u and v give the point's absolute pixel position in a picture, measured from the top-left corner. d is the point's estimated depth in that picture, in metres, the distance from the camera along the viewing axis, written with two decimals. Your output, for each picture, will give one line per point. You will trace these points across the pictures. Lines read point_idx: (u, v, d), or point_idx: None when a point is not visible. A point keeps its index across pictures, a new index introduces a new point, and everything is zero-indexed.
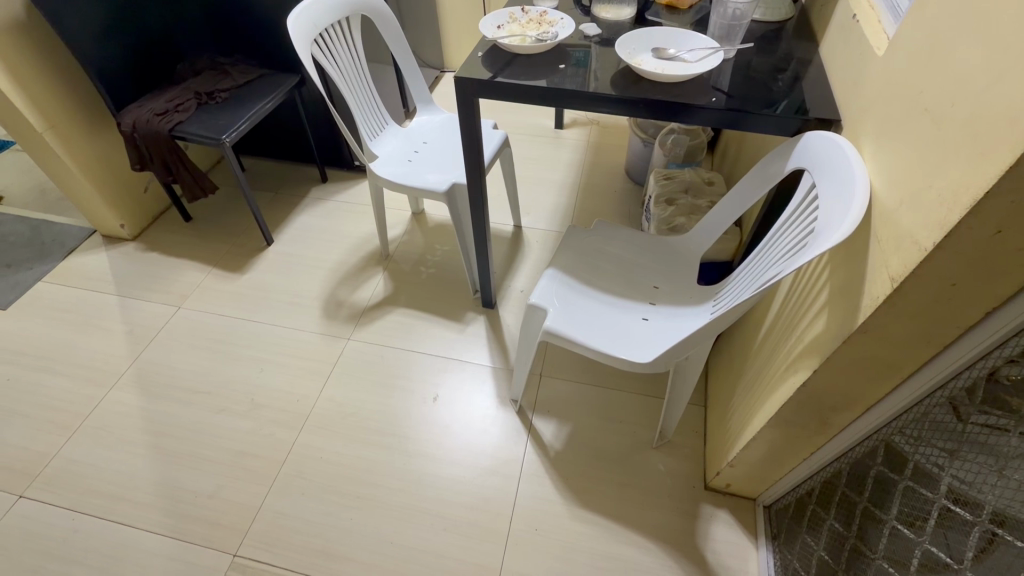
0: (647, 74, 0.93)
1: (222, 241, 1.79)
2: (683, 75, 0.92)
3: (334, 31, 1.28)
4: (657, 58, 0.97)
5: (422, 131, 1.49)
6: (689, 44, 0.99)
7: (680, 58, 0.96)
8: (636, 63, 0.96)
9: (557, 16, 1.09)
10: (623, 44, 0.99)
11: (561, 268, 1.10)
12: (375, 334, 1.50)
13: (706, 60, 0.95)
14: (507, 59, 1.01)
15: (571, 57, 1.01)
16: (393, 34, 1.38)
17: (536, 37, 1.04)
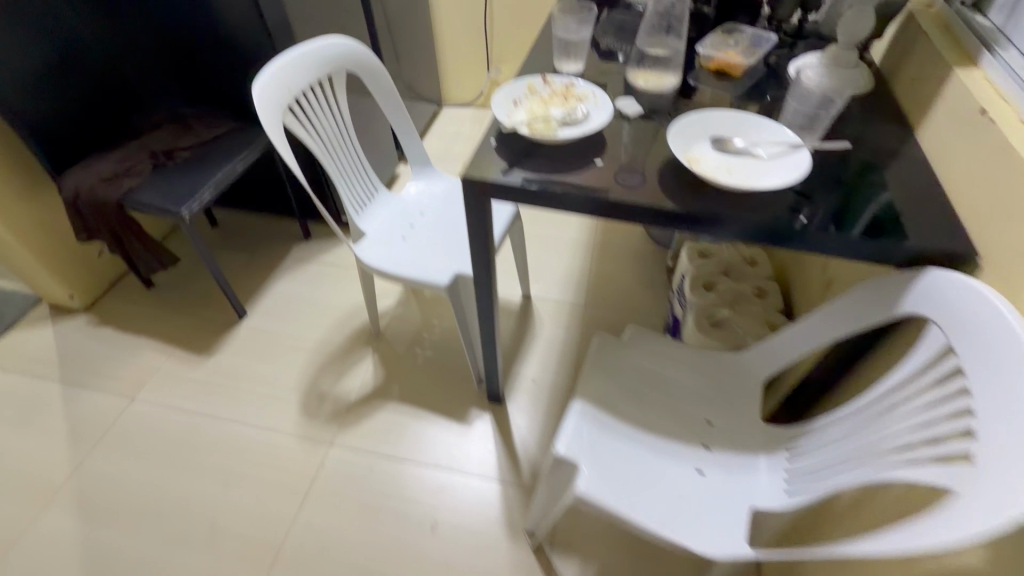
0: (709, 178, 0.73)
1: (188, 312, 1.56)
2: (757, 184, 0.72)
3: (314, 94, 1.08)
4: (722, 152, 0.76)
5: (418, 200, 1.28)
6: (764, 134, 0.77)
7: (752, 155, 0.76)
8: (693, 160, 0.76)
9: (588, 87, 0.87)
10: (677, 130, 0.78)
11: (594, 402, 0.89)
12: (363, 438, 1.28)
13: (788, 162, 0.74)
14: (527, 148, 0.80)
15: (607, 146, 0.80)
16: (383, 89, 1.18)
17: (562, 117, 0.81)
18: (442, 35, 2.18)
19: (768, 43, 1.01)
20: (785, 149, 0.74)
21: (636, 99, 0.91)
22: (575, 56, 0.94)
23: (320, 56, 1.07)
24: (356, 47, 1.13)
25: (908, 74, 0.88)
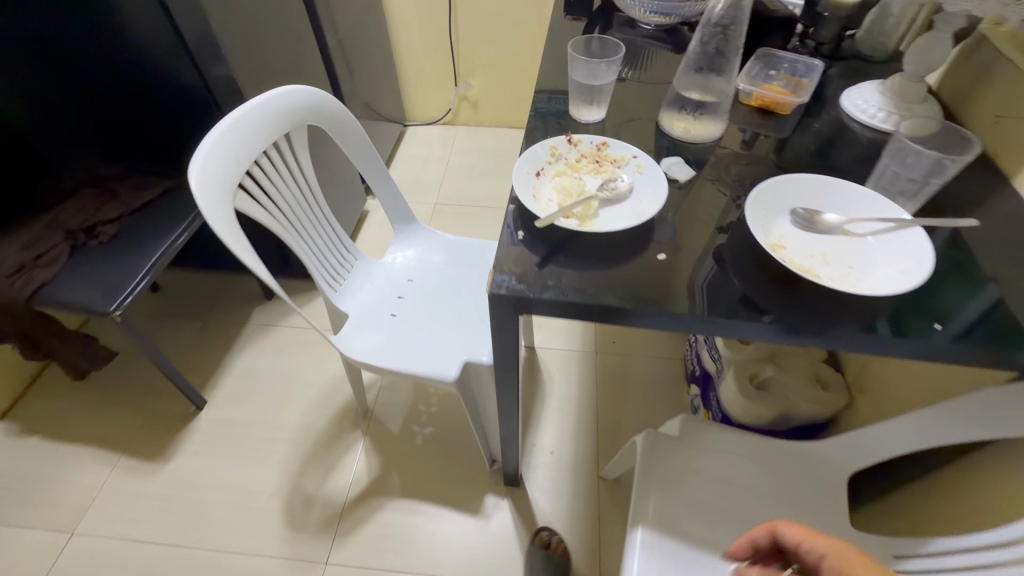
0: (804, 273, 0.57)
1: (134, 407, 1.31)
2: (866, 279, 0.56)
3: (270, 158, 0.86)
4: (811, 235, 0.62)
5: (403, 267, 1.09)
6: (861, 208, 0.63)
7: (850, 238, 0.61)
8: (776, 247, 0.60)
9: (625, 148, 0.70)
10: (753, 205, 0.63)
11: (657, 529, 0.73)
12: (364, 549, 1.09)
13: (901, 245, 0.58)
14: (561, 236, 0.62)
15: (662, 229, 0.63)
16: (351, 137, 0.97)
17: (600, 193, 0.66)
18: (401, 49, 1.96)
19: (813, 71, 0.86)
20: (894, 229, 0.59)
21: (677, 154, 0.75)
22: (598, 101, 0.78)
23: (273, 108, 0.85)
24: (312, 91, 0.91)
25: (985, 105, 0.76)
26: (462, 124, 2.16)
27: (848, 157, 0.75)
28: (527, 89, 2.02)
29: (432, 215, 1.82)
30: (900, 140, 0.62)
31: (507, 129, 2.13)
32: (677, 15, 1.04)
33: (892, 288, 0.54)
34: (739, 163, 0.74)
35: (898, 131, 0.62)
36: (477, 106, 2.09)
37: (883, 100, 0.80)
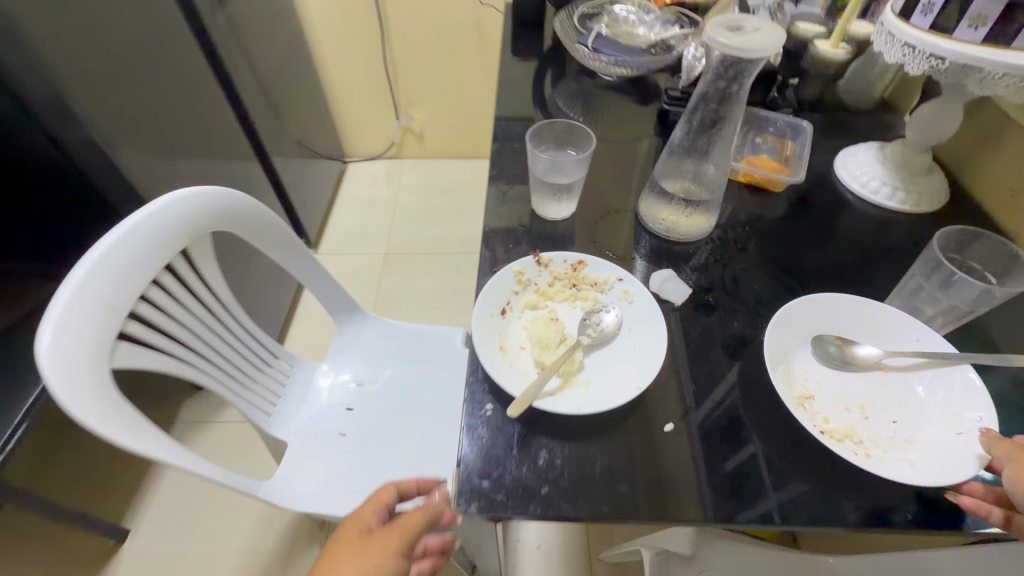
0: (844, 439, 0.48)
1: (35, 548, 1.08)
2: (916, 443, 0.48)
3: (162, 286, 0.68)
4: (842, 376, 0.53)
5: (350, 369, 0.93)
6: (896, 335, 0.53)
7: (888, 378, 0.53)
8: (805, 398, 0.51)
9: (609, 268, 0.57)
10: (772, 344, 0.52)
11: None
12: None
13: (950, 393, 0.49)
14: (541, 415, 0.48)
15: (669, 383, 0.52)
16: (263, 232, 0.79)
17: (583, 335, 0.54)
18: (334, 80, 1.75)
19: (800, 133, 0.76)
20: (936, 368, 0.51)
21: (662, 260, 0.64)
22: (565, 192, 0.64)
23: (152, 224, 0.65)
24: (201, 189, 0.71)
25: (992, 174, 0.67)
26: (408, 157, 1.97)
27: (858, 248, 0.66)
28: (477, 119, 1.86)
29: (384, 266, 1.65)
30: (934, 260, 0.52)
31: (457, 161, 1.96)
32: (636, 68, 0.90)
33: (951, 472, 0.43)
34: (741, 267, 0.63)
35: (932, 241, 0.52)
36: (423, 138, 1.92)
37: (883, 170, 0.70)
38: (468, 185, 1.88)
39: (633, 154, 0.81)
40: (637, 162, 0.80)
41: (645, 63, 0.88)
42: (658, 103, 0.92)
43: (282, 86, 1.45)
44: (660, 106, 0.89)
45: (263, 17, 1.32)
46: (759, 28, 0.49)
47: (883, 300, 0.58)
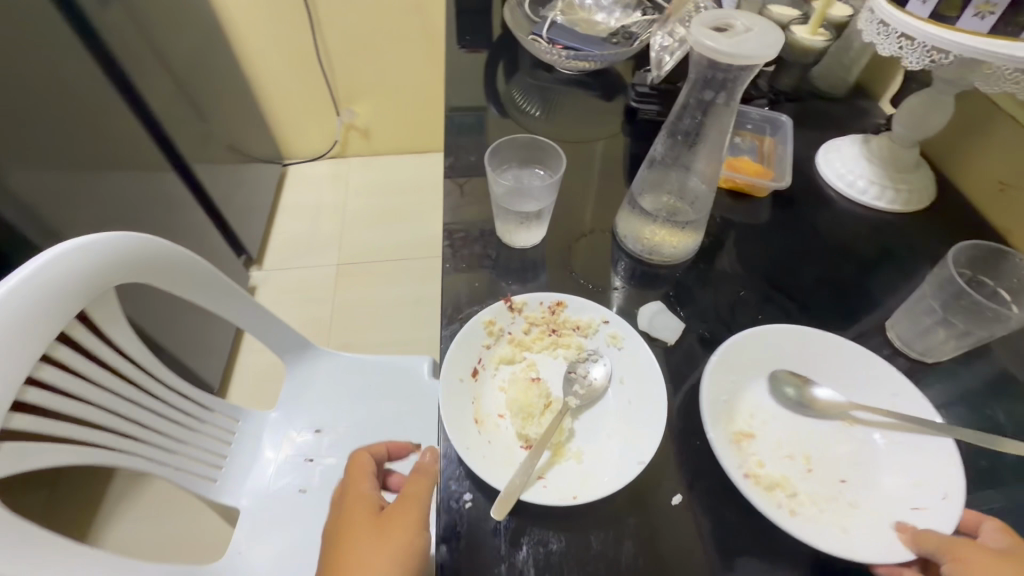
0: (775, 489, 0.45)
1: None
2: (859, 511, 0.44)
3: (64, 357, 0.56)
4: (794, 419, 0.50)
5: (306, 414, 0.83)
6: (870, 387, 0.51)
7: (851, 431, 0.49)
8: (743, 436, 0.48)
9: (593, 308, 0.52)
10: (721, 364, 0.50)
11: None
12: None
13: (918, 474, 0.45)
14: (533, 506, 0.41)
15: (671, 442, 0.46)
16: (181, 275, 0.66)
17: (569, 391, 0.48)
18: (263, 76, 1.58)
19: (779, 128, 0.73)
20: (907, 432, 0.47)
21: (646, 286, 0.59)
22: (533, 221, 0.59)
23: (50, 284, 0.53)
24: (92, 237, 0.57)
25: (979, 165, 0.65)
26: (353, 155, 1.83)
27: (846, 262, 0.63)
28: (426, 111, 1.73)
29: (336, 278, 1.53)
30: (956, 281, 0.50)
31: (408, 157, 1.83)
32: (593, 62, 0.82)
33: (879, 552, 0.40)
34: (734, 295, 0.59)
35: (946, 257, 0.51)
36: (368, 134, 1.78)
37: (869, 166, 0.68)
38: (421, 183, 1.76)
39: (603, 161, 0.74)
40: (608, 170, 0.73)
41: (601, 58, 0.80)
42: (623, 98, 0.85)
43: (202, 90, 1.29)
44: (627, 103, 0.82)
45: (170, 10, 1.15)
46: (752, 28, 0.42)
47: (896, 320, 0.57)
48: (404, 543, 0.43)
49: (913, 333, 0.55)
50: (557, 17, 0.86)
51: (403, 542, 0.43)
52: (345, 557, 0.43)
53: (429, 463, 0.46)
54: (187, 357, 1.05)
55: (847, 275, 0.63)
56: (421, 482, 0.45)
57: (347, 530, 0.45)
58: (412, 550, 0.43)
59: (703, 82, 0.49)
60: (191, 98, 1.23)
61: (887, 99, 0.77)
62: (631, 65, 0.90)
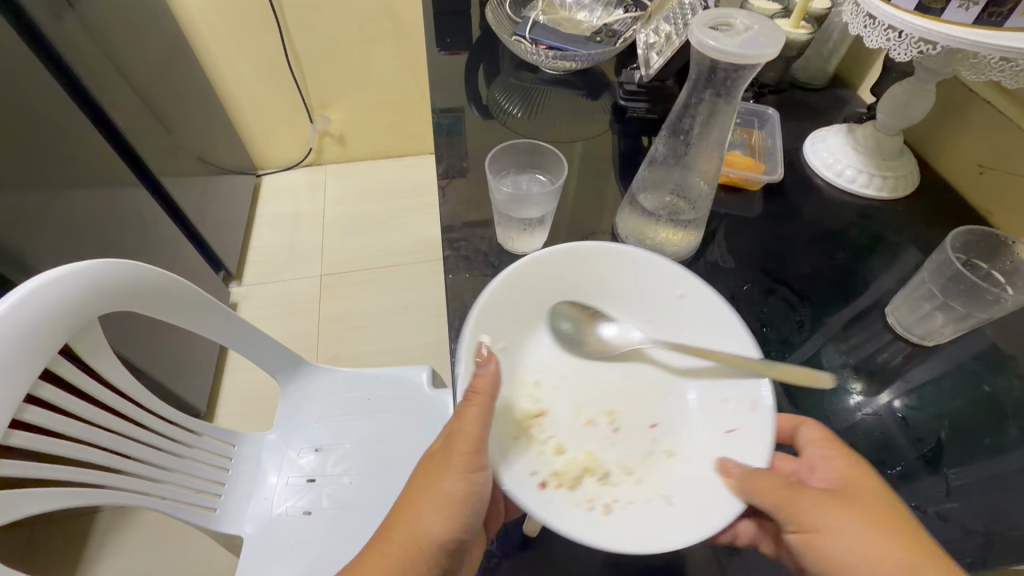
0: (582, 477, 0.44)
1: None
2: (672, 457, 0.46)
3: (56, 396, 0.53)
4: (591, 368, 0.51)
5: (306, 431, 0.81)
6: (661, 299, 0.52)
7: (641, 366, 0.51)
8: (541, 415, 0.48)
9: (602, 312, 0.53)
10: (479, 334, 0.46)
11: None
12: None
13: (713, 394, 0.48)
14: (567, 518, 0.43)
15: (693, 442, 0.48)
16: (162, 298, 0.62)
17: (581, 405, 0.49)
18: (231, 85, 1.53)
19: (766, 121, 0.75)
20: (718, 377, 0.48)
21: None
22: (536, 226, 0.60)
23: (39, 321, 0.50)
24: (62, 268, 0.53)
25: (959, 149, 0.68)
26: (330, 163, 1.79)
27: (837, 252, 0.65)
28: (402, 115, 1.70)
29: (321, 288, 1.49)
30: (955, 264, 0.53)
31: (386, 162, 1.80)
32: (578, 61, 0.81)
33: (710, 513, 0.39)
34: (741, 290, 0.61)
35: (944, 242, 0.54)
36: (344, 141, 1.74)
37: (856, 155, 0.69)
38: (402, 188, 1.74)
39: (596, 162, 0.75)
40: (602, 170, 0.73)
41: (585, 57, 0.80)
42: (610, 97, 0.85)
43: (169, 103, 1.24)
44: (614, 101, 0.83)
45: (128, 21, 1.10)
46: (752, 26, 0.44)
47: (893, 306, 0.59)
48: (449, 489, 0.42)
49: (911, 318, 0.58)
50: (539, 18, 0.85)
51: (449, 487, 0.42)
52: (406, 484, 0.46)
53: (479, 390, 0.42)
54: (172, 381, 1.01)
55: (842, 263, 0.64)
56: (475, 413, 0.41)
57: (418, 456, 0.47)
58: (454, 497, 0.42)
59: (704, 80, 0.49)
60: (158, 111, 1.18)
61: (866, 87, 0.79)
62: (614, 63, 0.90)
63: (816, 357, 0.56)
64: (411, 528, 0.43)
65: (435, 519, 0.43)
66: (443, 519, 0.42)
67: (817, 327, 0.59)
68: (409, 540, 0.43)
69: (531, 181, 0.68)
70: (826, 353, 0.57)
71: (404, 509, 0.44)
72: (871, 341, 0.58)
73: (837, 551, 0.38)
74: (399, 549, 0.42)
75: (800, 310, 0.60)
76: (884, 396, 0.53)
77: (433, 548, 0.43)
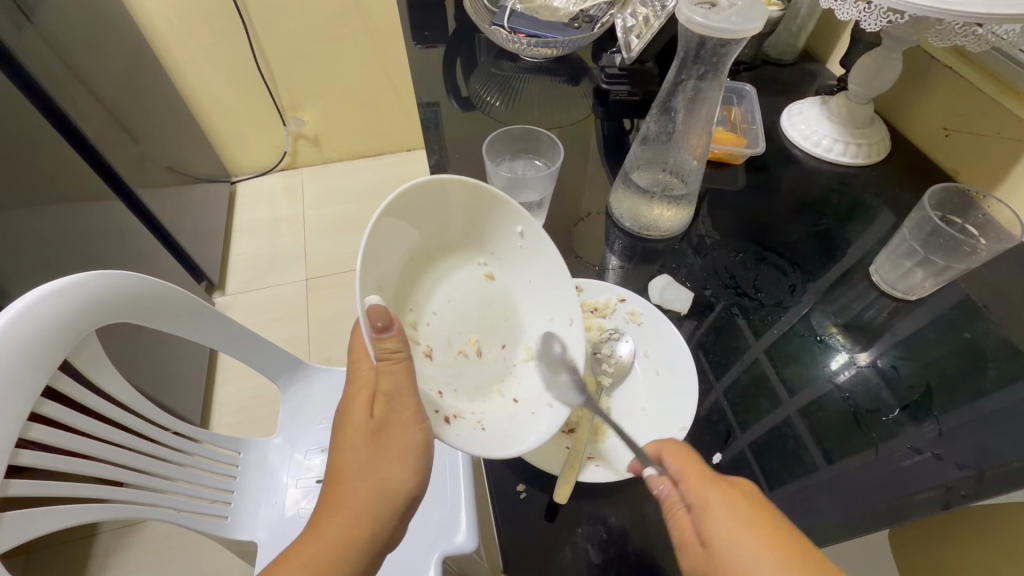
0: (464, 402, 0.46)
1: None
2: (515, 370, 0.49)
3: (68, 409, 0.53)
4: (444, 296, 0.50)
5: (310, 431, 0.81)
6: (501, 234, 0.51)
7: (496, 292, 0.52)
8: (426, 350, 0.47)
9: (473, 249, 0.52)
10: (365, 286, 0.43)
11: None
12: None
13: (549, 308, 0.50)
14: (592, 485, 0.46)
15: (699, 415, 0.51)
16: (164, 309, 0.62)
17: (462, 333, 0.49)
18: (198, 91, 1.49)
19: (744, 97, 0.77)
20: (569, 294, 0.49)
21: (645, 262, 0.63)
22: (534, 209, 0.63)
23: (45, 332, 0.50)
24: (58, 282, 0.52)
25: (924, 114, 0.71)
26: (305, 165, 1.76)
27: (818, 218, 0.68)
28: (376, 112, 1.69)
29: (307, 293, 1.47)
30: (933, 220, 0.56)
31: (363, 161, 1.78)
32: (558, 48, 0.83)
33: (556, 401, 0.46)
34: (733, 257, 0.64)
35: (923, 200, 0.57)
36: (318, 142, 1.72)
37: (831, 125, 0.72)
38: (381, 186, 1.72)
39: (583, 146, 0.76)
40: (589, 153, 0.75)
41: (565, 43, 0.81)
42: (590, 81, 0.87)
43: (136, 111, 1.20)
44: (595, 85, 0.84)
45: (89, 29, 1.06)
46: (736, 3, 0.47)
47: (877, 265, 0.62)
48: (406, 442, 0.41)
49: (894, 274, 0.61)
50: (516, 6, 0.86)
51: (403, 441, 0.41)
52: (345, 458, 0.43)
53: (393, 353, 0.40)
54: (166, 396, 0.99)
55: (826, 226, 0.67)
56: (396, 372, 0.41)
57: (348, 427, 0.44)
58: (416, 449, 0.41)
59: (693, 56, 0.51)
60: (125, 120, 1.14)
61: (835, 60, 0.82)
62: (591, 48, 0.92)
63: (807, 320, 0.59)
64: (374, 494, 0.42)
65: (399, 471, 0.42)
66: (407, 476, 0.42)
67: (809, 291, 0.61)
68: (374, 507, 0.42)
69: (527, 166, 0.69)
70: (816, 316, 0.59)
71: (351, 479, 0.42)
72: (858, 299, 0.61)
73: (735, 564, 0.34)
74: (364, 518, 0.41)
75: (791, 275, 0.63)
76: (874, 351, 0.57)
77: (401, 505, 0.43)
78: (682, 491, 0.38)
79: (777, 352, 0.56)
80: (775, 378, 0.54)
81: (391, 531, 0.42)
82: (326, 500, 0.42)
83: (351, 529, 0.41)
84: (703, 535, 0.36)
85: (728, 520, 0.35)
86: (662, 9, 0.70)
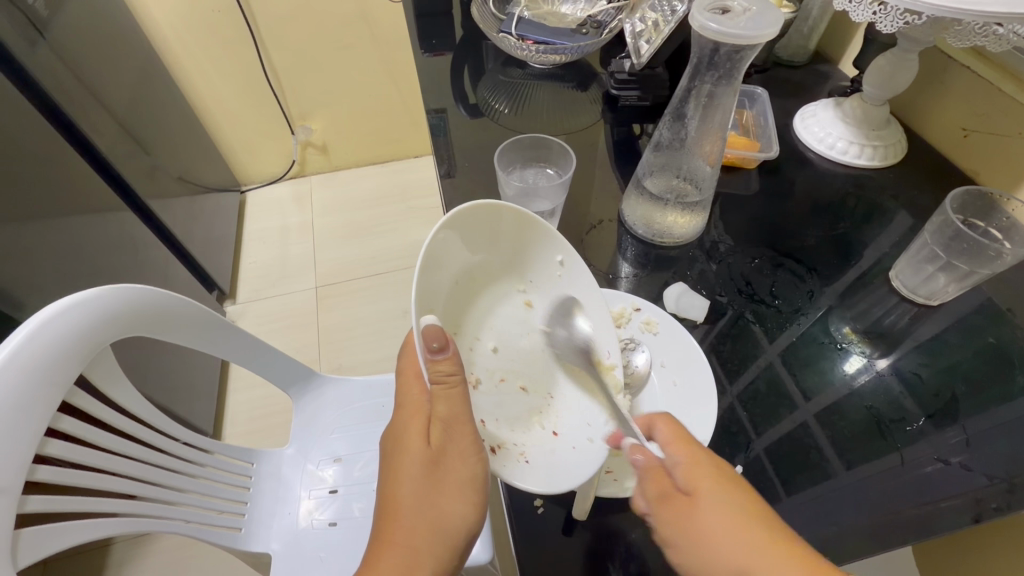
0: (503, 433, 0.45)
1: None
2: (554, 403, 0.47)
3: (78, 427, 0.53)
4: (488, 323, 0.49)
5: (323, 441, 0.81)
6: (541, 262, 0.52)
7: (536, 317, 0.51)
8: (472, 380, 0.46)
9: (517, 271, 0.52)
10: (420, 304, 0.43)
11: None
12: None
13: (588, 341, 0.50)
14: (610, 499, 0.45)
15: (727, 427, 0.50)
16: (171, 325, 0.62)
17: (500, 356, 0.48)
18: (207, 101, 1.50)
19: (756, 100, 0.77)
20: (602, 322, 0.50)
21: (657, 269, 0.62)
22: (547, 218, 0.63)
23: (50, 354, 0.49)
24: (66, 300, 0.52)
25: (941, 115, 0.70)
26: (313, 173, 1.77)
27: (834, 221, 0.67)
28: (384, 119, 1.69)
29: (318, 301, 1.48)
30: (955, 223, 0.55)
31: (371, 168, 1.79)
32: (566, 54, 0.82)
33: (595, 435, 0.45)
34: (753, 264, 0.63)
35: (942, 203, 0.56)
36: (326, 150, 1.72)
37: (845, 128, 0.72)
38: (389, 193, 1.73)
39: (592, 152, 0.76)
40: (599, 160, 0.75)
41: (574, 50, 0.81)
42: (599, 87, 0.86)
43: (146, 122, 1.20)
44: (605, 90, 0.84)
45: (100, 42, 1.07)
46: (749, 8, 0.47)
47: (896, 269, 0.61)
48: (464, 472, 0.41)
49: (916, 279, 0.60)
50: (524, 14, 0.86)
51: (462, 471, 0.42)
52: (399, 490, 0.42)
53: (448, 376, 0.41)
54: (178, 406, 0.99)
55: (843, 230, 0.66)
56: (453, 398, 0.41)
57: (401, 457, 0.43)
58: (475, 481, 0.42)
59: (706, 63, 0.51)
60: (136, 132, 1.15)
61: (847, 61, 0.81)
62: (599, 54, 0.91)
63: (826, 324, 0.58)
64: (431, 528, 0.41)
65: (459, 502, 0.42)
66: (466, 509, 0.42)
67: (826, 295, 0.60)
68: (432, 543, 0.41)
69: (539, 175, 0.69)
70: (834, 320, 0.58)
71: (405, 513, 0.42)
72: (878, 304, 0.60)
73: (715, 518, 0.37)
74: (420, 554, 0.40)
75: (808, 280, 0.62)
76: (894, 357, 0.55)
77: (458, 540, 0.41)
78: (669, 455, 0.40)
79: (796, 357, 0.55)
80: (791, 384, 0.53)
81: (450, 567, 0.41)
82: (380, 536, 0.42)
83: (408, 566, 0.40)
84: (689, 492, 0.39)
85: (711, 483, 0.39)
86: (672, 14, 0.69)
